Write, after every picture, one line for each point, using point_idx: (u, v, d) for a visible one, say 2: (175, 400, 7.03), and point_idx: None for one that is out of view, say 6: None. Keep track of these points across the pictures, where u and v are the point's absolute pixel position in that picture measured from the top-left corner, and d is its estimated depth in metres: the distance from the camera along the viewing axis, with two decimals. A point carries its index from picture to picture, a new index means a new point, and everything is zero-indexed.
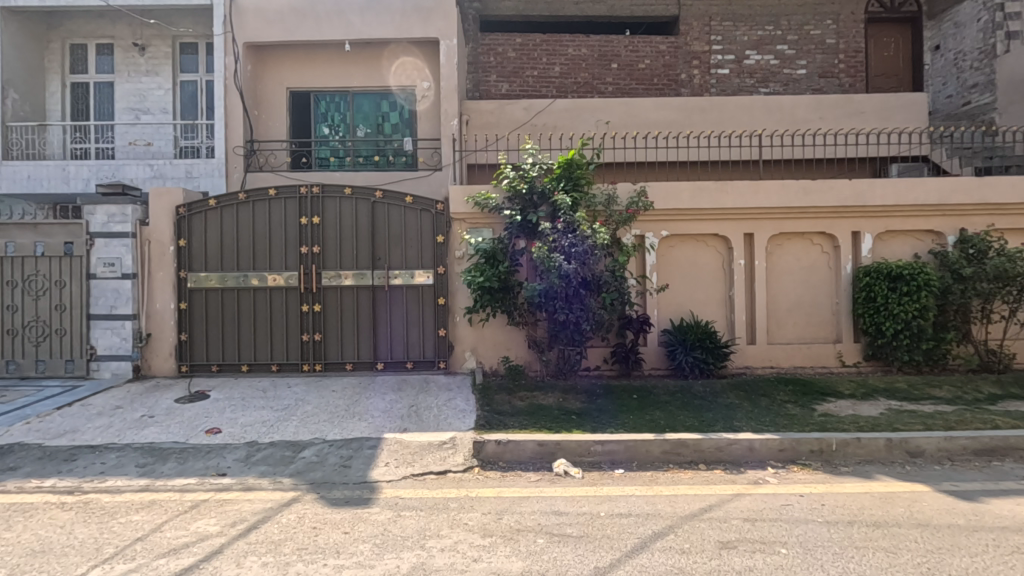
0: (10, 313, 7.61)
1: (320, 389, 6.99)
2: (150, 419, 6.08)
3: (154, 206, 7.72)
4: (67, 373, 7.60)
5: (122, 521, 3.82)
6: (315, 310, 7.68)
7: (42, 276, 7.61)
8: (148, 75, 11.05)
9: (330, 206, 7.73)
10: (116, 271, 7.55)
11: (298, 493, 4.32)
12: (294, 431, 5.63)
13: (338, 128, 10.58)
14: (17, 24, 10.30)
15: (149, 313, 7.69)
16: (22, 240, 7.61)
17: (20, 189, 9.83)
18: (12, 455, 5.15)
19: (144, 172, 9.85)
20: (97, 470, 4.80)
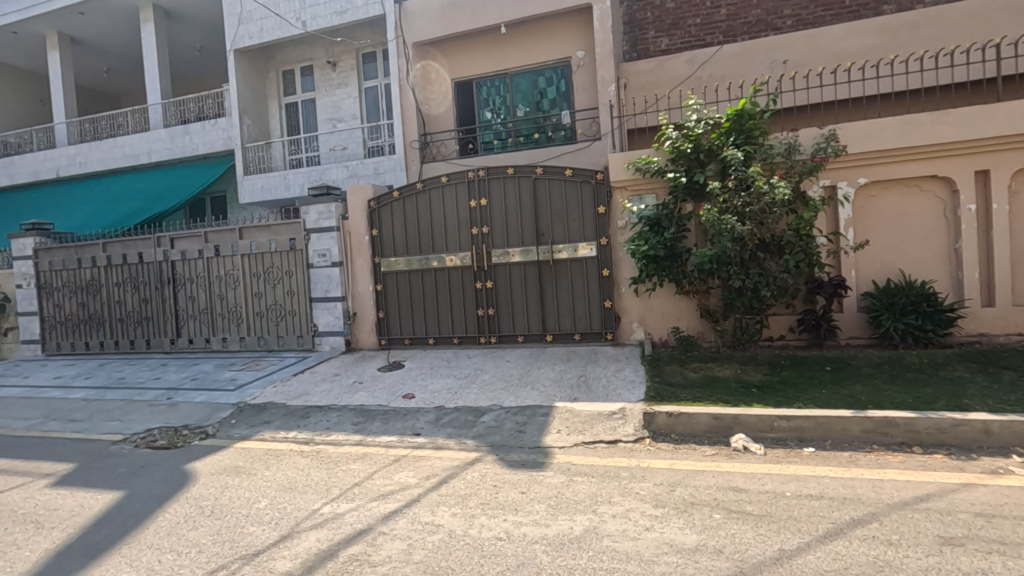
0: (257, 299, 9.46)
1: (495, 359, 7.51)
2: (360, 384, 7.14)
3: (351, 202, 8.90)
4: (299, 346, 9.21)
5: (344, 468, 4.57)
6: (487, 286, 8.19)
7: (277, 268, 9.29)
8: (340, 87, 12.66)
9: (496, 186, 8.11)
10: (327, 260, 8.90)
11: (480, 454, 4.72)
12: (475, 398, 6.14)
13: (500, 111, 10.98)
14: (245, 62, 12.53)
15: (354, 295, 8.95)
16: (260, 239, 9.36)
17: (258, 198, 12.07)
18: (266, 412, 6.47)
19: (343, 173, 11.34)
20: (325, 426, 5.80)
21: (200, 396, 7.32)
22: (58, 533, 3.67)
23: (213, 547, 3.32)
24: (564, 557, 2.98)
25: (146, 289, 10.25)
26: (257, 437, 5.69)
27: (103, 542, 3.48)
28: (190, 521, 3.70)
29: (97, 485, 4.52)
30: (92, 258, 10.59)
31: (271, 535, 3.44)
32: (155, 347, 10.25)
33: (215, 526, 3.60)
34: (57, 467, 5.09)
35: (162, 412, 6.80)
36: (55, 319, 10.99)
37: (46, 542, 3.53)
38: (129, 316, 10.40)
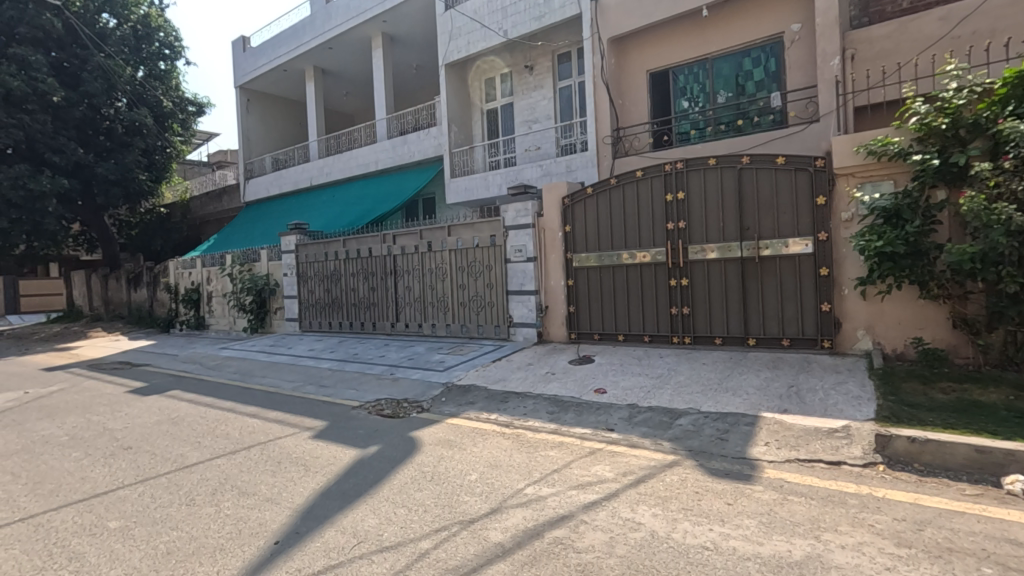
0: (461, 290, 10.40)
1: (689, 360, 7.18)
2: (553, 375, 7.44)
3: (546, 200, 9.24)
4: (496, 335, 9.91)
5: (543, 454, 4.81)
6: (682, 284, 7.85)
7: (478, 263, 10.09)
8: (536, 89, 13.24)
9: (695, 179, 7.73)
10: (523, 256, 9.40)
11: (678, 458, 4.56)
12: (670, 399, 5.96)
13: (698, 99, 10.42)
14: (454, 75, 13.82)
15: (547, 289, 9.31)
16: (465, 236, 10.26)
17: (462, 198, 13.23)
18: (471, 393, 7.10)
19: (537, 172, 11.82)
20: (523, 412, 6.16)
21: (416, 374, 8.33)
22: (320, 477, 4.49)
23: (435, 509, 3.75)
24: None
25: (374, 279, 11.97)
26: (464, 415, 6.28)
27: (353, 490, 4.17)
28: (416, 483, 4.24)
29: (344, 442, 5.43)
30: (335, 253, 12.69)
31: (482, 506, 3.76)
32: (379, 329, 11.93)
33: (435, 490, 4.07)
34: (315, 423, 6.23)
35: (387, 385, 7.89)
36: (308, 302, 13.44)
37: (313, 483, 4.35)
38: (361, 301, 12.27)
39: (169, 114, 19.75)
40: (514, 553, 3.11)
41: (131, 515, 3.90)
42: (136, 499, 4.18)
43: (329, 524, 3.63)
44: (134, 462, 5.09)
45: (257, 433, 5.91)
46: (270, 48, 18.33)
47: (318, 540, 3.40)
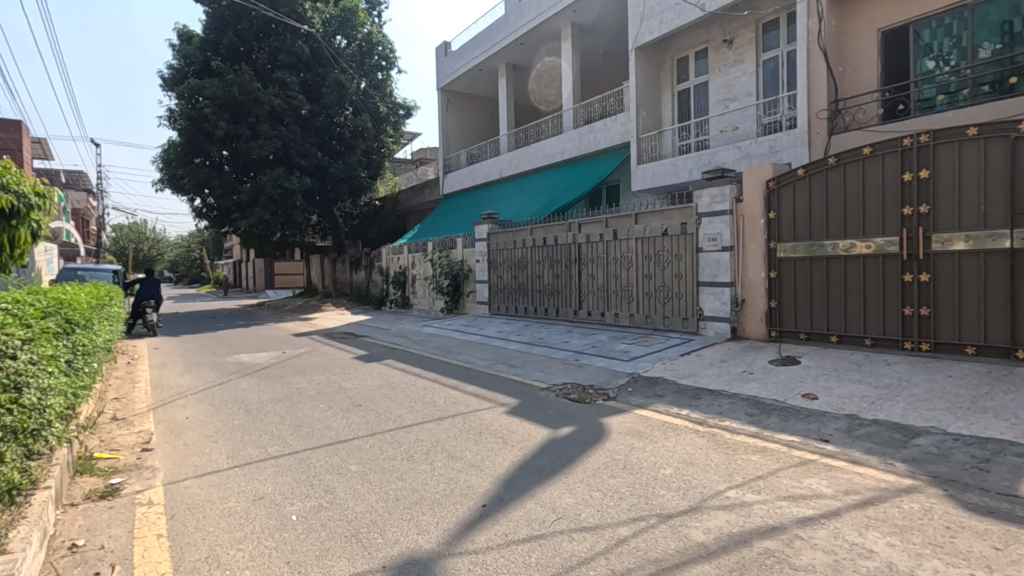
0: (648, 280, 10.13)
1: (928, 371, 6.04)
2: (750, 374, 6.86)
3: (747, 184, 8.50)
4: (684, 328, 9.48)
5: (743, 457, 4.47)
6: (921, 280, 6.62)
7: (667, 251, 9.71)
8: (735, 64, 12.21)
9: (945, 153, 6.44)
10: (718, 245, 8.80)
11: (918, 483, 3.87)
12: (902, 413, 5.09)
13: (949, 58, 8.67)
14: (644, 58, 13.38)
15: (743, 281, 8.61)
16: (653, 224, 9.94)
17: (649, 185, 12.81)
18: (658, 386, 6.91)
19: (734, 155, 10.90)
20: (717, 410, 5.81)
21: (600, 361, 8.38)
22: (516, 451, 4.77)
23: (631, 498, 3.72)
24: None
25: (559, 266, 12.28)
26: (652, 407, 6.14)
27: (548, 467, 4.34)
28: (609, 470, 4.26)
29: (536, 421, 5.69)
30: (523, 241, 13.30)
31: (680, 503, 3.64)
32: (563, 315, 12.25)
33: (629, 479, 4.05)
34: (508, 400, 6.64)
35: (572, 370, 8.08)
36: (497, 287, 14.33)
37: (511, 456, 4.64)
38: (546, 288, 12.70)
39: (385, 118, 22.49)
40: (719, 557, 2.95)
41: (367, 462, 4.58)
42: (369, 449, 4.90)
43: (528, 496, 3.83)
44: (364, 417, 5.97)
45: (459, 404, 6.50)
46: (468, 50, 19.78)
47: (520, 510, 3.61)
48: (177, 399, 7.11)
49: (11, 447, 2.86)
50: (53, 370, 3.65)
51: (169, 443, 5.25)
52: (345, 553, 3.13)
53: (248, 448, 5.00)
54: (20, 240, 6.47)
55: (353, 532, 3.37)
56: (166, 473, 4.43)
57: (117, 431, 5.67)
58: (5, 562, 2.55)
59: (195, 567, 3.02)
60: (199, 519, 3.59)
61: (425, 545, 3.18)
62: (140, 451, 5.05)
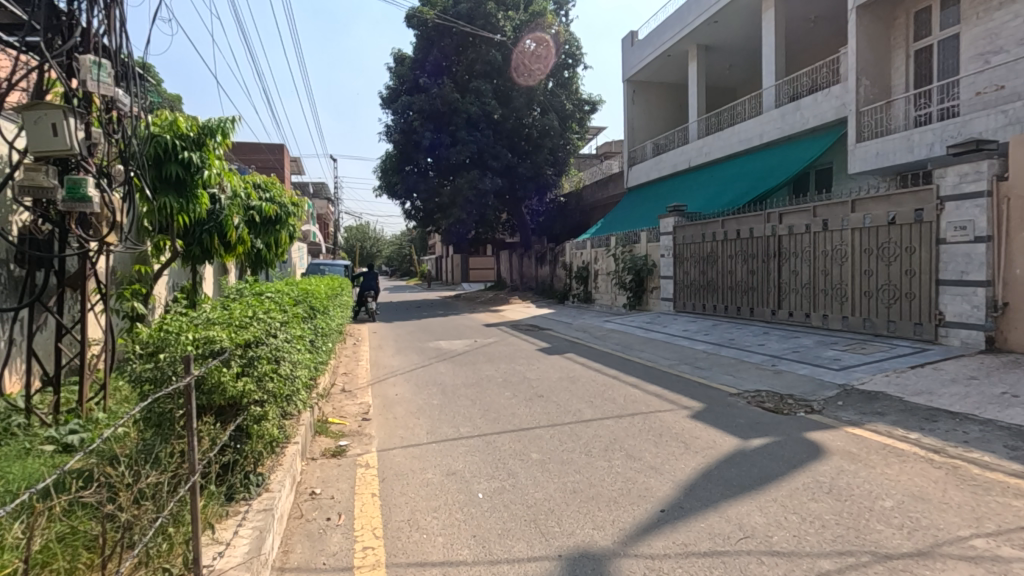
0: (867, 277, 8.69)
1: None
2: (1014, 398, 5.45)
3: (1016, 157, 6.79)
4: (916, 335, 7.95)
5: (1000, 501, 3.58)
6: None
7: (895, 244, 8.22)
8: (1000, 8, 9.81)
9: None
10: (969, 235, 7.19)
11: None
12: None
13: None
14: (869, 17, 11.50)
15: (1007, 279, 6.93)
16: (877, 211, 8.48)
17: (871, 166, 10.96)
18: (879, 402, 5.89)
19: (996, 122, 8.79)
20: (962, 438, 4.75)
21: (803, 368, 7.47)
22: (700, 458, 4.50)
23: (838, 529, 3.25)
24: None
25: (754, 261, 11.23)
26: (869, 426, 5.25)
27: (736, 480, 4.01)
28: (811, 492, 3.78)
29: (723, 428, 5.30)
30: (713, 234, 12.44)
31: (905, 544, 3.06)
32: (758, 315, 11.20)
33: (836, 506, 3.54)
34: (692, 403, 6.30)
35: (768, 376, 7.33)
36: (683, 282, 13.65)
37: (694, 462, 4.39)
38: (738, 284, 11.72)
39: (570, 115, 22.85)
40: None
41: (547, 452, 4.75)
42: (550, 440, 5.08)
43: (712, 508, 3.58)
44: (545, 408, 6.20)
45: (639, 403, 6.36)
46: (657, 36, 19.08)
47: (701, 521, 3.40)
48: (389, 377, 8.22)
49: (273, 407, 3.57)
50: (300, 348, 4.46)
51: (383, 416, 6.09)
52: (524, 536, 3.29)
53: (444, 427, 5.55)
54: (282, 241, 7.98)
55: (533, 518, 3.52)
56: (380, 441, 5.14)
57: (344, 401, 6.76)
58: (267, 499, 3.23)
59: (399, 526, 3.46)
60: (404, 486, 4.10)
61: (600, 541, 3.19)
62: (361, 420, 5.94)
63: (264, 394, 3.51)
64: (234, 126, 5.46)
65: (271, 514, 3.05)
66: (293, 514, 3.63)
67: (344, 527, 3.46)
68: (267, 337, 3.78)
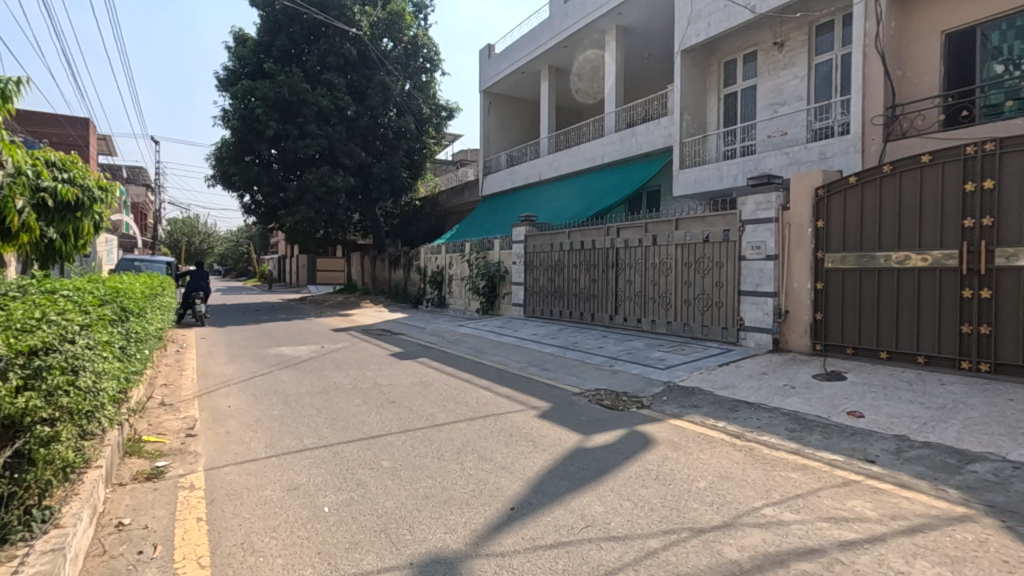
0: (687, 287, 9.92)
1: (988, 394, 5.71)
2: (792, 389, 6.62)
3: (795, 191, 8.26)
4: (723, 337, 9.25)
5: (783, 474, 4.31)
6: (982, 296, 6.30)
7: (708, 259, 9.50)
8: (785, 68, 11.90)
9: (1013, 163, 6.11)
10: (761, 253, 8.57)
11: (972, 512, 3.62)
12: (957, 437, 4.81)
13: (1019, 62, 8.26)
14: (690, 61, 13.18)
15: (788, 291, 8.37)
16: (695, 230, 9.74)
17: (691, 191, 12.55)
18: (694, 396, 6.75)
19: (781, 161, 10.59)
20: (757, 424, 5.63)
21: (635, 368, 8.27)
22: (547, 455, 4.74)
23: (663, 510, 3.65)
24: None
25: (595, 270, 12.18)
26: (688, 418, 5.98)
27: (579, 473, 4.29)
28: (641, 479, 4.19)
29: (568, 425, 5.65)
30: (561, 244, 13.25)
31: (714, 518, 3.53)
32: (598, 320, 12.14)
33: (661, 490, 3.97)
34: (540, 403, 6.62)
35: (606, 376, 8.00)
36: (533, 289, 14.31)
37: (541, 460, 4.61)
38: (581, 292, 12.61)
39: (427, 120, 22.83)
40: None
41: (398, 458, 4.64)
42: (401, 446, 4.97)
43: (558, 502, 3.78)
44: (397, 414, 6.05)
45: (491, 405, 6.52)
46: (511, 52, 19.86)
47: (549, 516, 3.58)
48: (221, 388, 7.39)
49: (66, 427, 3.02)
50: (107, 356, 3.82)
51: (211, 431, 5.44)
52: (373, 547, 3.16)
53: (286, 439, 5.14)
54: (83, 231, 6.78)
55: (383, 527, 3.41)
56: (208, 459, 4.59)
57: (164, 416, 5.92)
58: (56, 536, 2.70)
59: (230, 551, 3.12)
60: (237, 506, 3.70)
61: (452, 544, 3.19)
62: (184, 436, 5.25)
63: (54, 411, 2.96)
64: (18, 89, 4.48)
65: (61, 555, 2.56)
66: (91, 551, 3.07)
67: (159, 560, 3.02)
68: (60, 343, 3.19)
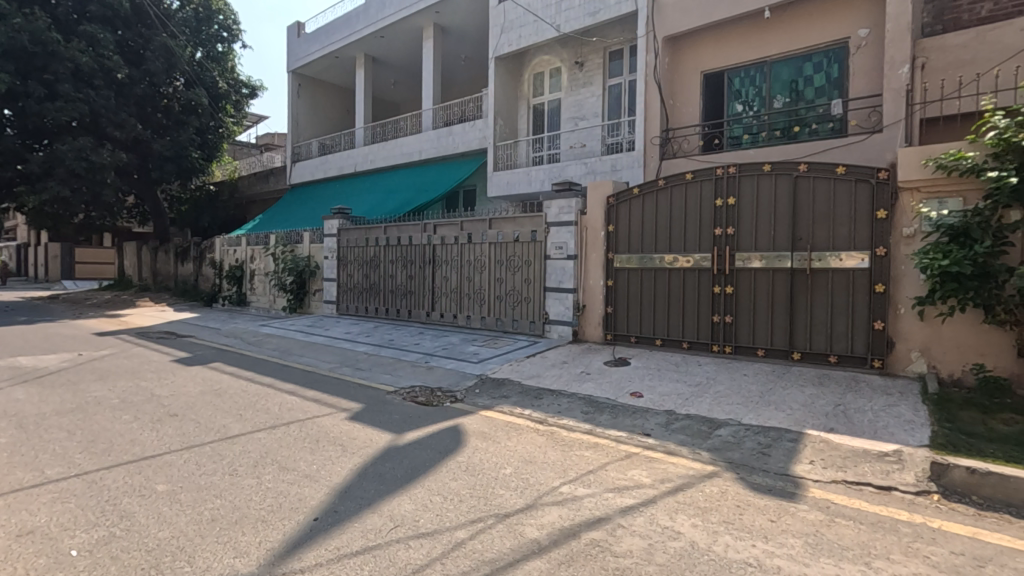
0: (499, 284, 10.40)
1: (730, 370, 7.04)
2: (587, 375, 7.36)
3: (591, 197, 9.19)
4: (531, 331, 9.89)
5: (578, 454, 4.76)
6: (727, 292, 7.71)
7: (518, 257, 10.08)
8: (584, 86, 13.16)
9: (747, 184, 7.57)
10: (564, 253, 9.37)
11: (717, 469, 4.42)
12: (709, 408, 5.83)
13: (753, 103, 10.25)
14: (503, 68, 13.81)
15: (585, 288, 9.28)
16: (506, 230, 10.26)
17: (504, 192, 13.20)
18: (504, 387, 7.11)
19: (581, 170, 11.71)
20: (558, 410, 6.13)
21: (449, 363, 8.40)
22: (355, 458, 4.55)
23: (471, 500, 3.76)
24: None
25: (412, 267, 12.09)
26: (497, 408, 6.27)
27: (389, 474, 4.20)
28: (452, 473, 4.26)
29: (379, 425, 5.50)
30: (376, 239, 12.87)
31: (518, 501, 3.75)
32: (414, 317, 12.07)
33: (471, 481, 4.09)
34: (351, 405, 6.34)
35: (421, 372, 7.99)
36: (347, 286, 13.67)
37: (349, 463, 4.41)
38: (398, 288, 12.42)
39: (224, 95, 20.33)
40: (550, 551, 3.09)
41: (178, 480, 4.03)
42: (182, 465, 4.32)
43: (366, 506, 3.65)
44: (179, 429, 5.26)
45: (295, 411, 6.04)
46: (323, 34, 18.67)
47: (355, 522, 3.43)
48: None
49: None
50: None
51: None
52: None
53: (19, 472, 4.11)
54: None
55: (154, 563, 2.92)
56: None
57: None
58: None
59: None
60: None
61: (242, 569, 2.87)
62: None
63: None
64: None
65: None
66: None
67: None
68: None
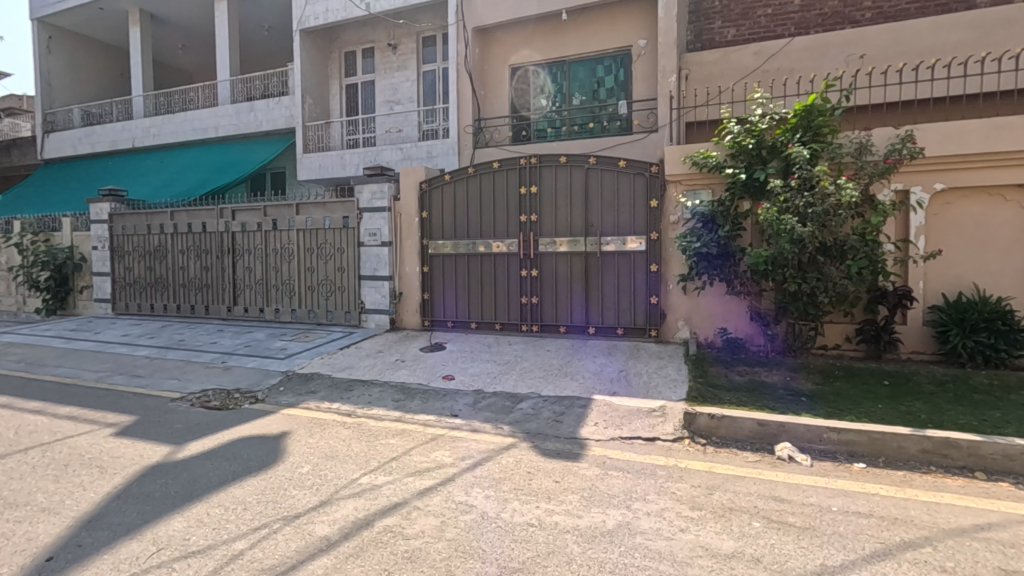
0: (310, 273, 9.77)
1: (536, 347, 7.55)
2: (401, 362, 7.31)
3: (403, 182, 9.05)
4: (347, 321, 9.48)
5: (383, 442, 4.69)
6: (533, 274, 8.23)
7: (330, 245, 9.56)
8: (399, 69, 12.89)
9: (548, 175, 8.12)
10: (377, 240, 9.11)
11: (516, 440, 4.71)
12: (514, 384, 6.19)
13: (555, 98, 11.01)
14: (310, 43, 12.88)
15: (401, 275, 9.16)
16: (315, 216, 9.65)
17: (315, 176, 12.38)
18: (312, 382, 6.71)
19: (397, 155, 11.52)
20: (368, 400, 5.98)
21: (251, 362, 7.67)
22: (116, 479, 3.91)
23: (257, 506, 3.47)
24: (595, 550, 2.94)
25: (207, 257, 10.76)
26: (302, 405, 5.90)
27: (159, 492, 3.69)
28: (238, 480, 3.90)
29: (154, 438, 4.80)
30: (160, 225, 11.17)
31: (311, 500, 3.57)
32: (212, 313, 10.78)
33: (260, 486, 3.78)
34: (120, 418, 5.44)
35: (217, 374, 7.17)
36: (125, 280, 11.68)
37: (106, 487, 3.77)
38: (191, 281, 10.96)
39: None
40: (339, 546, 2.99)
41: None
42: None
43: (123, 533, 3.16)
44: None
45: (40, 433, 4.99)
46: None
47: (105, 553, 2.94)
48: None
49: None
50: None
51: None
52: None
53: None
54: None
55: None
56: None
57: None
58: None
59: None
60: None
61: None
62: None
63: None
64: None
65: None
66: None
67: None
68: None
